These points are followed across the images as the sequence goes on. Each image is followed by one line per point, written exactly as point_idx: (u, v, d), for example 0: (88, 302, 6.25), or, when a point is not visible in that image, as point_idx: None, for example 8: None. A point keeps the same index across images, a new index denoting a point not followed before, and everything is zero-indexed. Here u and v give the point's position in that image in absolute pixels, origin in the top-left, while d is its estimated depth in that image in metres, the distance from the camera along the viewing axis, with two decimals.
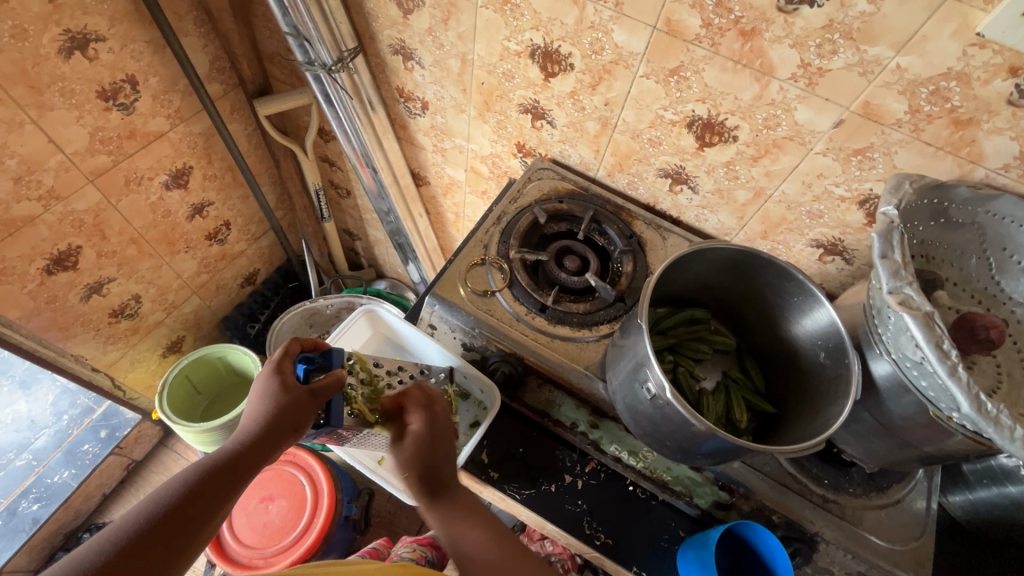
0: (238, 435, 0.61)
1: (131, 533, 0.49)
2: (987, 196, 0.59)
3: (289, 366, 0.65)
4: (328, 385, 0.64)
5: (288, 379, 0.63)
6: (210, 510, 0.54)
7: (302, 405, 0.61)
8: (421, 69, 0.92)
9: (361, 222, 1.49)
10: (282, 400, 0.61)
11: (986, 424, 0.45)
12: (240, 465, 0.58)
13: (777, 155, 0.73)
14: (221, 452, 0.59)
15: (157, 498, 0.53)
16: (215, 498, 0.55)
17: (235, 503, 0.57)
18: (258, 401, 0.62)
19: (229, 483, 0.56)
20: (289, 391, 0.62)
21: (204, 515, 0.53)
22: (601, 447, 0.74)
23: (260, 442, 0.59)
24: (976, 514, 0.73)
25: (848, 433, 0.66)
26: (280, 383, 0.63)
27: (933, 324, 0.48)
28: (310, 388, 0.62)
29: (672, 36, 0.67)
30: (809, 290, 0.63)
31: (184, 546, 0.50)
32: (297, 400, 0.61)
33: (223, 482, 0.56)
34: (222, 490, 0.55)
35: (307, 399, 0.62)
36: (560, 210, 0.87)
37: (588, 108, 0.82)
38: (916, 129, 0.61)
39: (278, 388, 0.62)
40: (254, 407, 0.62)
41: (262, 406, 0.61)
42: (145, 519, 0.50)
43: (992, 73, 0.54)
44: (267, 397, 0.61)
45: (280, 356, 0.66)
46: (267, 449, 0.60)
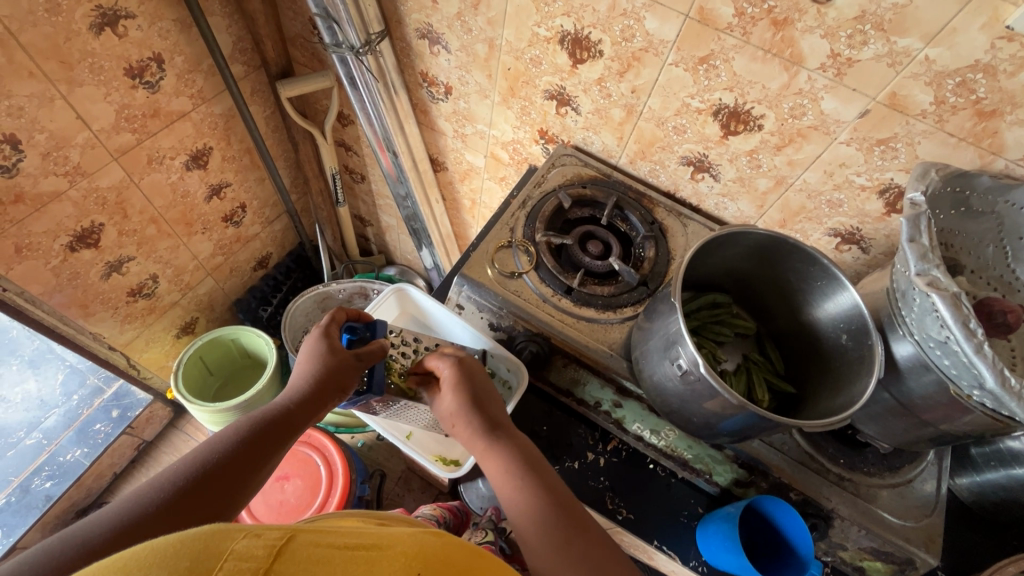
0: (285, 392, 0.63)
1: (190, 472, 0.51)
2: (1006, 185, 0.61)
3: (335, 332, 0.67)
4: (372, 351, 0.66)
5: (334, 343, 0.65)
6: (260, 461, 0.56)
7: (347, 368, 0.63)
8: (447, 54, 0.93)
9: (374, 208, 1.50)
10: (330, 362, 0.63)
11: (1009, 399, 0.47)
12: (291, 419, 0.60)
13: (801, 144, 0.74)
14: (269, 407, 0.61)
15: (209, 446, 0.55)
16: (265, 449, 0.57)
17: (283, 457, 0.60)
18: (307, 362, 0.64)
19: (276, 435, 0.58)
20: (335, 353, 0.64)
21: (255, 464, 0.55)
22: (624, 426, 0.76)
23: (308, 400, 0.61)
24: (983, 495, 0.76)
25: (864, 413, 0.69)
26: (327, 345, 0.65)
27: (960, 304, 0.49)
28: (355, 352, 0.65)
29: (703, 24, 0.69)
30: (833, 274, 0.65)
31: (239, 492, 0.53)
32: (341, 362, 0.63)
33: (272, 436, 0.58)
34: (272, 443, 0.58)
35: (353, 362, 0.64)
36: (583, 196, 0.88)
37: (615, 95, 0.83)
38: (940, 120, 0.63)
39: (327, 351, 0.64)
40: (301, 367, 0.64)
41: (311, 365, 0.63)
42: (199, 464, 0.52)
43: (1018, 66, 0.56)
44: (316, 358, 0.63)
45: (326, 323, 0.68)
46: (314, 407, 0.62)
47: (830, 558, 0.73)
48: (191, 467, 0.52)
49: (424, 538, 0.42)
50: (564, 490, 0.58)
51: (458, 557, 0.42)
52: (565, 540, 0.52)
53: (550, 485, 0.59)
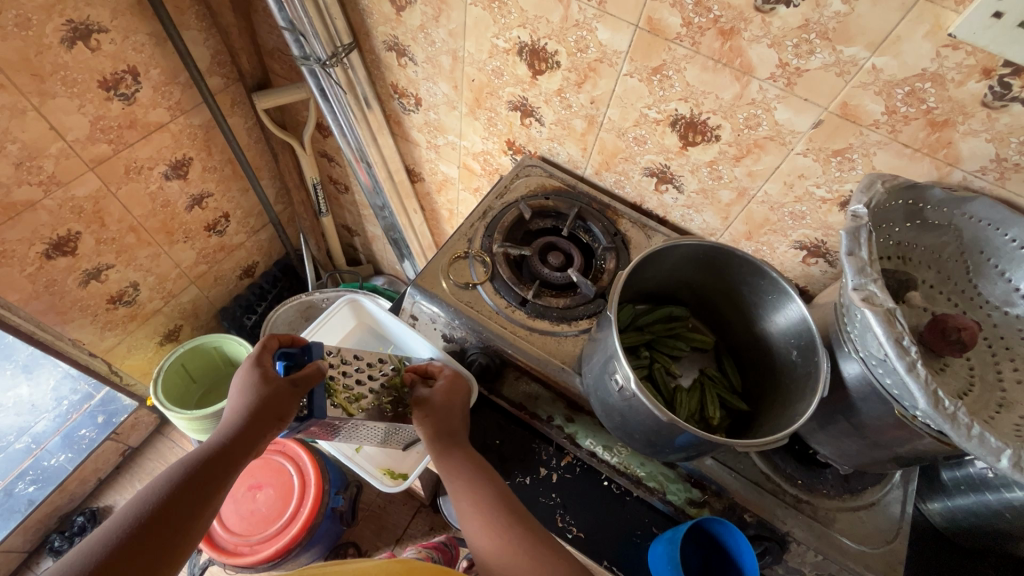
0: (220, 428, 0.62)
1: (125, 528, 0.50)
2: (962, 197, 0.59)
3: (268, 361, 0.67)
4: (309, 375, 0.65)
5: (269, 372, 0.65)
6: (201, 504, 0.55)
7: (283, 395, 0.63)
8: (414, 66, 0.94)
9: (359, 218, 1.50)
10: (263, 392, 0.62)
11: (943, 422, 0.46)
12: (230, 455, 0.60)
13: (759, 155, 0.73)
14: (205, 446, 0.60)
15: (143, 497, 0.54)
16: (205, 490, 0.56)
17: (227, 494, 0.59)
18: (242, 396, 0.63)
19: (216, 473, 0.58)
20: (270, 382, 0.63)
21: (195, 508, 0.55)
22: (576, 442, 0.74)
23: (244, 433, 0.61)
24: (954, 522, 0.73)
25: (821, 433, 0.65)
26: (261, 374, 0.64)
27: (894, 320, 0.48)
28: (290, 377, 0.64)
29: (654, 35, 0.68)
30: (782, 286, 0.63)
31: (181, 538, 0.52)
32: (277, 390, 0.63)
33: (212, 475, 0.57)
34: (211, 481, 0.57)
35: (289, 389, 0.63)
36: (545, 207, 0.88)
37: (575, 105, 0.83)
38: (894, 130, 0.61)
39: (260, 382, 0.63)
40: (236, 401, 0.63)
41: (245, 399, 0.62)
42: (133, 518, 0.51)
43: (966, 75, 0.54)
44: (249, 391, 0.63)
45: (258, 351, 0.67)
46: (253, 439, 0.61)
47: None
48: (126, 523, 0.51)
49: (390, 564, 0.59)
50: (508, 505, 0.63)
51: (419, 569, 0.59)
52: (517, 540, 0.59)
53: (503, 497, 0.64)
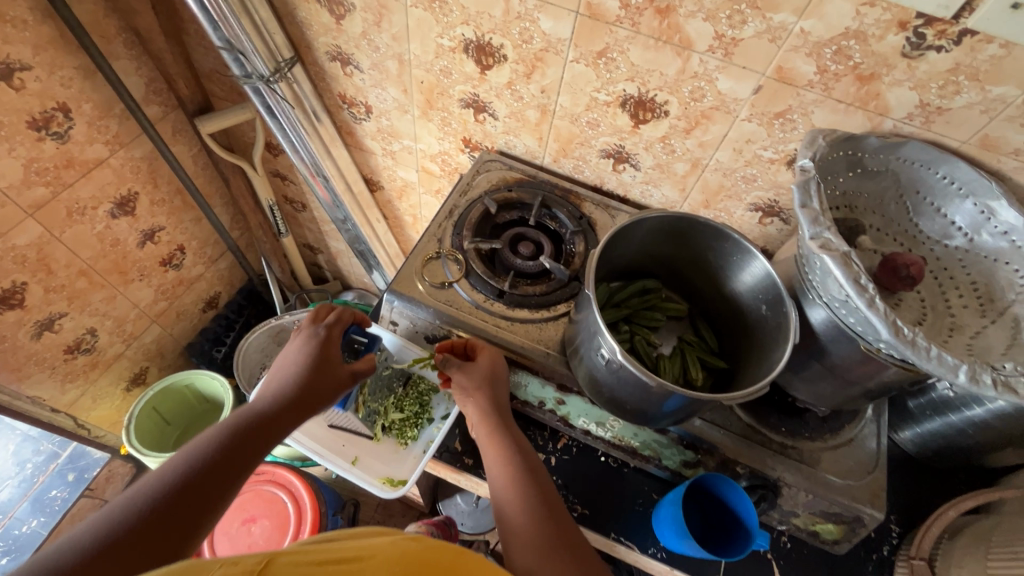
0: (267, 396, 0.63)
1: (178, 480, 0.50)
2: (895, 143, 0.64)
3: (335, 339, 0.72)
4: (364, 368, 0.73)
5: (333, 353, 0.70)
6: (246, 468, 0.55)
7: (342, 382, 0.69)
8: (360, 73, 0.93)
9: (320, 235, 1.47)
10: (325, 372, 0.67)
11: (905, 348, 0.49)
12: (275, 426, 0.60)
13: (707, 125, 0.76)
14: (251, 409, 0.60)
15: (194, 450, 0.53)
16: (251, 454, 0.56)
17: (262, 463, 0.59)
18: (301, 368, 0.66)
19: (261, 438, 0.58)
20: (333, 366, 0.68)
21: (241, 471, 0.54)
22: (569, 422, 0.77)
23: (295, 407, 0.63)
24: (925, 445, 0.78)
25: (798, 380, 0.69)
26: (326, 353, 0.69)
27: (850, 262, 0.52)
28: (351, 370, 0.71)
29: (594, 19, 0.70)
30: (745, 247, 0.66)
31: (224, 499, 0.51)
32: (337, 377, 0.69)
33: (259, 441, 0.58)
34: (256, 448, 0.57)
35: (346, 378, 0.70)
36: (509, 199, 0.89)
37: (526, 96, 0.84)
38: (827, 88, 0.65)
39: (323, 358, 0.69)
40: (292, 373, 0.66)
41: (304, 373, 0.66)
42: (187, 471, 0.51)
43: (885, 29, 0.58)
44: (309, 366, 0.67)
45: (328, 325, 0.73)
46: (300, 415, 0.63)
47: (785, 526, 0.74)
48: (177, 476, 0.50)
49: (406, 541, 0.42)
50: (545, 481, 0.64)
51: (441, 556, 0.41)
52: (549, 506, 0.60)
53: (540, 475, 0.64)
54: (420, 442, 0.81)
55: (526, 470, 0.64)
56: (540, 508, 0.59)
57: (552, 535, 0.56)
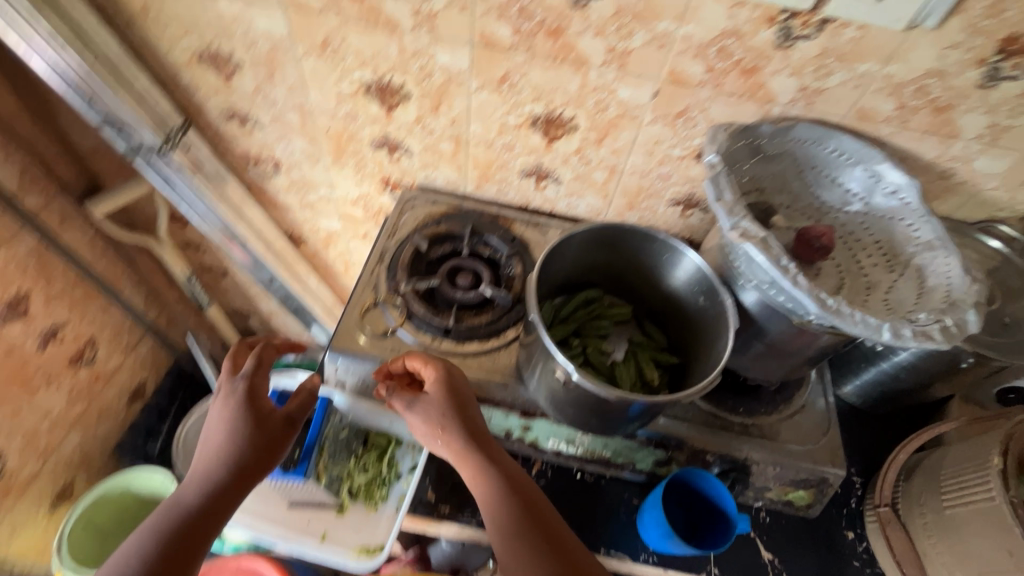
0: (197, 479, 0.61)
1: None
2: (785, 127, 0.69)
3: (261, 387, 0.68)
4: (301, 407, 0.70)
5: (261, 405, 0.67)
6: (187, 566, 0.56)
7: (278, 434, 0.66)
8: (261, 130, 0.89)
9: (248, 298, 1.39)
10: (258, 430, 0.65)
11: (832, 318, 0.53)
12: (214, 509, 0.60)
13: (616, 133, 0.79)
14: (182, 498, 0.60)
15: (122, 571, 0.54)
16: (191, 547, 0.57)
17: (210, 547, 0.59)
18: (228, 438, 0.63)
19: (202, 526, 0.59)
20: (264, 421, 0.65)
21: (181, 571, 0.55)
22: (538, 446, 0.76)
23: (232, 486, 0.61)
24: (868, 395, 0.83)
25: (747, 360, 0.71)
26: (255, 407, 0.66)
27: (769, 246, 0.55)
28: (284, 415, 0.68)
29: (490, 48, 0.71)
30: (671, 245, 0.69)
31: None
32: (271, 431, 0.66)
33: (197, 533, 0.58)
34: (195, 542, 0.57)
35: (283, 426, 0.67)
36: (439, 233, 0.88)
37: (437, 130, 0.84)
38: (718, 84, 0.69)
39: (252, 414, 0.65)
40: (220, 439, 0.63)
41: (233, 440, 0.63)
42: None
43: (757, 25, 0.63)
44: (237, 434, 0.63)
45: (252, 373, 0.69)
46: (240, 486, 0.62)
47: (761, 502, 0.76)
48: None
49: None
50: (533, 498, 0.62)
51: None
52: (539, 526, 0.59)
53: (527, 493, 0.62)
54: (392, 500, 0.79)
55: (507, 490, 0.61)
56: (529, 534, 0.58)
57: (542, 565, 0.56)
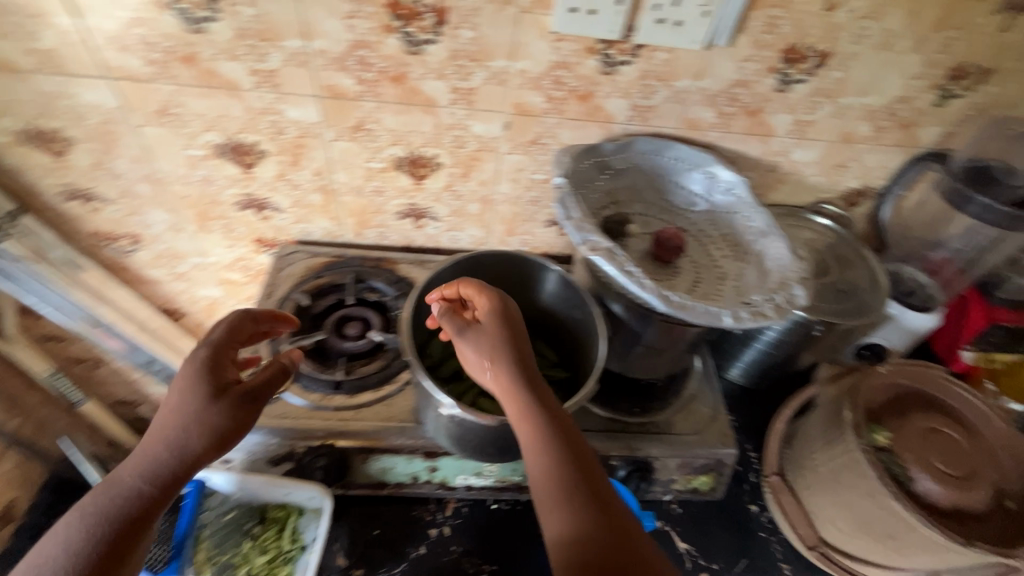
0: (137, 460, 0.54)
1: None
2: (625, 143, 0.76)
3: (222, 359, 0.60)
4: (271, 379, 0.61)
5: (218, 378, 0.58)
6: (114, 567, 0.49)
7: (234, 411, 0.57)
8: (110, 205, 0.83)
9: (131, 386, 1.25)
10: (211, 407, 0.56)
11: (678, 312, 0.58)
12: (153, 504, 0.53)
13: (480, 166, 0.81)
14: (114, 484, 0.53)
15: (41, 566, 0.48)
16: (122, 545, 0.50)
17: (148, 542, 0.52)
18: (176, 411, 0.55)
19: (137, 523, 0.51)
20: (219, 396, 0.57)
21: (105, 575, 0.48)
22: (449, 484, 0.74)
23: (168, 479, 0.53)
24: (751, 373, 0.90)
25: (635, 361, 0.75)
26: (212, 380, 0.57)
27: (614, 255, 0.60)
28: (246, 388, 0.59)
29: (338, 98, 0.71)
30: (539, 263, 0.73)
31: None
32: (228, 405, 0.57)
33: (128, 530, 0.51)
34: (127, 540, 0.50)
35: (243, 400, 0.58)
36: (321, 285, 0.86)
37: (302, 184, 0.82)
38: (560, 111, 0.74)
39: (210, 388, 0.57)
40: (167, 415, 0.55)
41: (183, 417, 0.55)
42: None
43: (580, 56, 0.68)
44: (188, 411, 0.55)
45: (215, 340, 0.62)
46: (183, 475, 0.54)
47: (672, 495, 0.79)
48: None
49: None
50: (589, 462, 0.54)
51: None
52: (588, 497, 0.51)
53: (584, 459, 0.54)
54: None
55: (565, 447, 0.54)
56: (582, 501, 0.51)
57: (584, 535, 0.49)
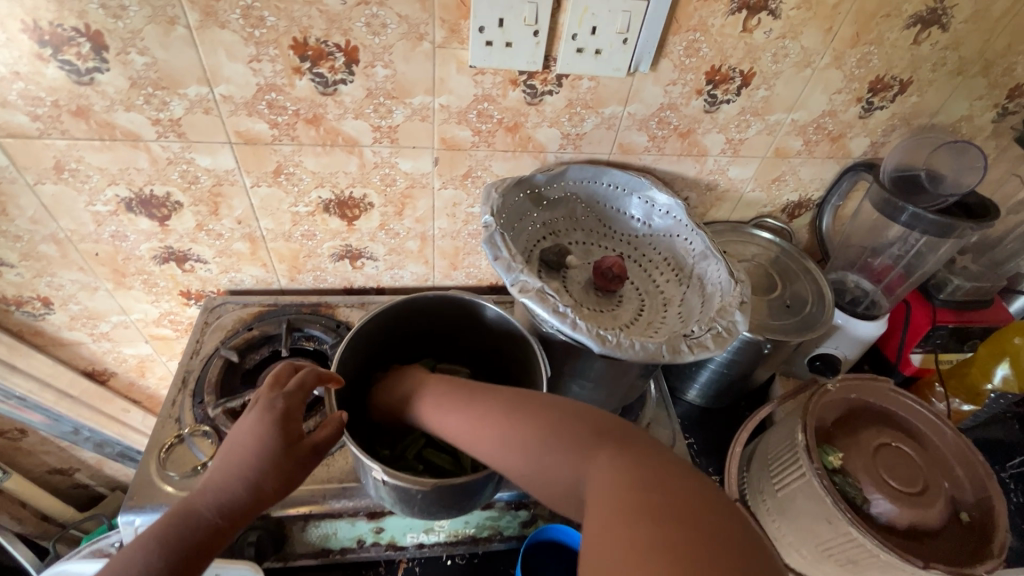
0: (213, 488, 0.47)
1: None
2: (558, 172, 0.74)
3: (298, 407, 0.53)
4: (333, 436, 0.52)
5: (292, 428, 0.51)
6: None
7: (299, 468, 0.51)
8: (12, 269, 0.77)
9: (60, 456, 1.15)
10: (280, 458, 0.49)
11: (615, 351, 0.57)
12: (206, 550, 0.44)
13: (413, 203, 0.78)
14: (182, 516, 0.45)
15: None
16: None
17: None
18: (251, 449, 0.49)
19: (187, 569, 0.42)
20: (292, 450, 0.50)
21: None
22: (398, 544, 0.70)
23: (228, 523, 0.46)
24: (707, 393, 0.88)
25: (586, 396, 0.72)
26: (292, 427, 0.51)
27: (546, 296, 0.58)
28: (315, 444, 0.52)
29: (252, 144, 0.67)
30: (474, 301, 0.68)
31: None
32: (295, 458, 0.50)
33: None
34: None
35: (309, 458, 0.52)
36: (252, 338, 0.81)
37: (225, 232, 0.78)
38: (489, 143, 0.72)
39: (287, 438, 0.51)
40: (245, 448, 0.49)
41: (254, 460, 0.48)
42: None
43: (503, 88, 0.66)
44: (263, 454, 0.49)
45: (293, 388, 0.54)
46: (238, 521, 0.47)
47: None
48: None
49: None
50: (573, 422, 0.48)
51: None
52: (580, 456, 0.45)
53: (565, 423, 0.48)
54: None
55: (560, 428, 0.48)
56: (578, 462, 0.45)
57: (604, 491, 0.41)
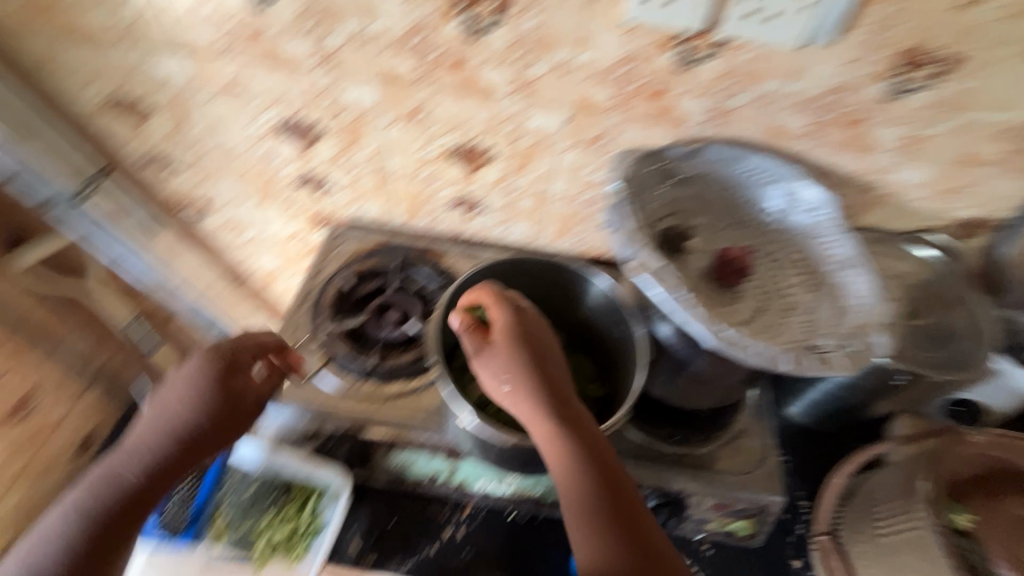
0: (128, 449, 0.60)
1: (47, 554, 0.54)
2: (695, 148, 0.69)
3: (235, 370, 0.66)
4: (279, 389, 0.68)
5: (226, 386, 0.64)
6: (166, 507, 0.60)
7: (248, 412, 0.65)
8: (183, 173, 0.87)
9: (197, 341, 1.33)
10: (208, 414, 0.62)
11: (729, 349, 0.54)
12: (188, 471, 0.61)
13: (536, 161, 0.77)
14: (129, 455, 0.60)
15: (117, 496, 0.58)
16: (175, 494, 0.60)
17: None
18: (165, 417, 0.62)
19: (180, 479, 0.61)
20: (205, 413, 0.63)
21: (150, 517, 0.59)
22: (467, 488, 0.73)
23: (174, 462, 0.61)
24: (812, 413, 0.80)
25: (680, 389, 0.69)
26: (211, 391, 0.63)
27: (666, 276, 0.57)
28: (258, 397, 0.66)
29: (395, 82, 0.70)
30: (584, 273, 0.71)
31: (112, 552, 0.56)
32: (222, 415, 0.63)
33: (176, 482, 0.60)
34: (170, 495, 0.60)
35: (251, 405, 0.65)
36: (366, 269, 0.87)
37: (358, 165, 0.82)
38: (626, 109, 0.68)
39: (210, 400, 0.63)
40: (159, 414, 0.62)
41: (171, 422, 0.61)
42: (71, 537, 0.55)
43: (654, 49, 0.62)
44: (175, 421, 0.61)
45: (223, 351, 0.67)
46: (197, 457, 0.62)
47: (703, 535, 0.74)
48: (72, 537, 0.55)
49: None
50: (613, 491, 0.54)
51: None
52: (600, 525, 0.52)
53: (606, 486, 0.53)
54: (312, 552, 0.72)
55: (578, 475, 0.53)
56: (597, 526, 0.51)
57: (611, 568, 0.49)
